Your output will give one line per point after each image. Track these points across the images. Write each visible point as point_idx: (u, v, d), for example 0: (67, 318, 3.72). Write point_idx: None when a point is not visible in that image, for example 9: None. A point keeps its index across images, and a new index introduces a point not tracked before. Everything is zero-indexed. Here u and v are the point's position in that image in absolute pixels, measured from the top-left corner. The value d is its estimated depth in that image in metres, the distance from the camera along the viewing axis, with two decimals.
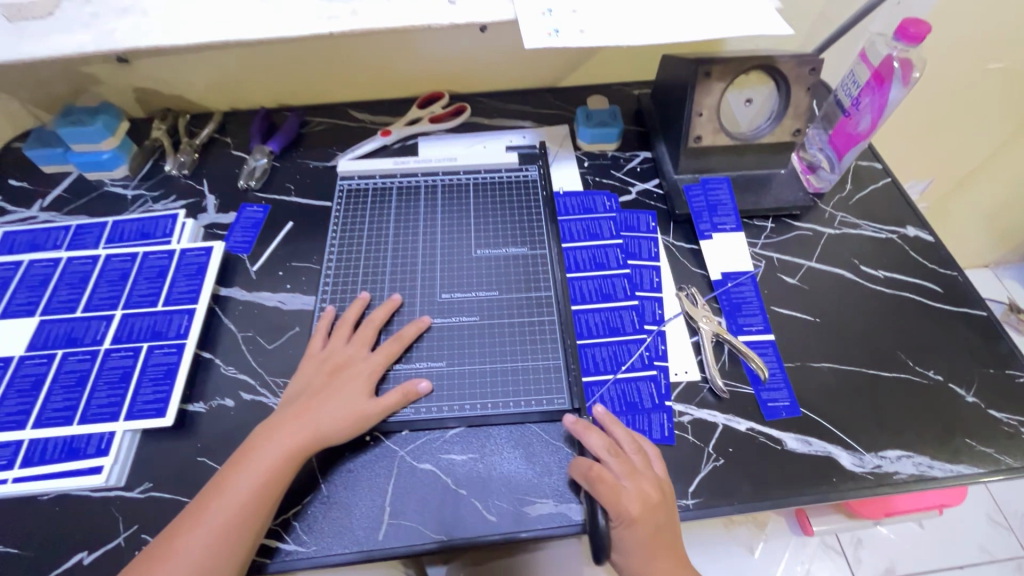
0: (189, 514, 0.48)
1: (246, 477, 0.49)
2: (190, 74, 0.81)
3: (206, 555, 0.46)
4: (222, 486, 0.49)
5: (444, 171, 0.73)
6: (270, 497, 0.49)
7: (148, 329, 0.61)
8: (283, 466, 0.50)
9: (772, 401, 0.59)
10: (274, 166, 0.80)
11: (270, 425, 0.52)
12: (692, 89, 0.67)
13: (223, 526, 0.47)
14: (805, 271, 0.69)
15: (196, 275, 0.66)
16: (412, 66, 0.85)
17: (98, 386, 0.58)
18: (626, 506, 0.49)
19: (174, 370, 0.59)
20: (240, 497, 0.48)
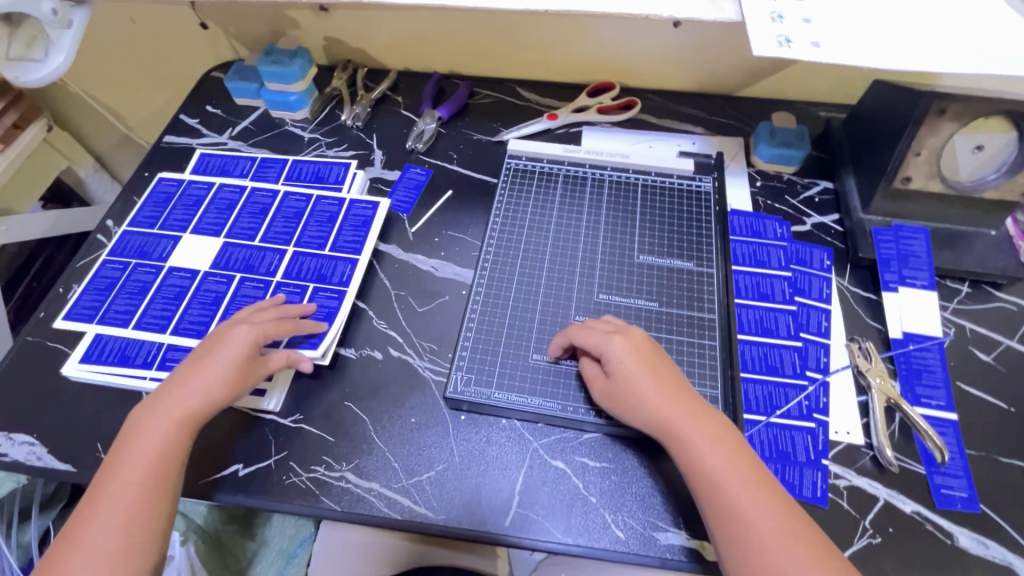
0: (89, 505, 0.46)
1: (140, 460, 0.47)
2: (378, 31, 0.84)
3: (159, 454, 0.48)
4: (163, 394, 0.51)
5: (613, 167, 0.71)
6: (166, 477, 0.47)
7: (315, 271, 0.65)
8: (169, 443, 0.49)
9: (946, 488, 0.53)
10: (440, 132, 0.81)
11: (149, 402, 0.51)
12: (916, 125, 0.60)
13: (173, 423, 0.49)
14: (1002, 350, 0.61)
15: (362, 228, 0.68)
16: (591, 53, 0.83)
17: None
18: (676, 410, 0.49)
19: (332, 313, 0.61)
20: (187, 402, 0.50)
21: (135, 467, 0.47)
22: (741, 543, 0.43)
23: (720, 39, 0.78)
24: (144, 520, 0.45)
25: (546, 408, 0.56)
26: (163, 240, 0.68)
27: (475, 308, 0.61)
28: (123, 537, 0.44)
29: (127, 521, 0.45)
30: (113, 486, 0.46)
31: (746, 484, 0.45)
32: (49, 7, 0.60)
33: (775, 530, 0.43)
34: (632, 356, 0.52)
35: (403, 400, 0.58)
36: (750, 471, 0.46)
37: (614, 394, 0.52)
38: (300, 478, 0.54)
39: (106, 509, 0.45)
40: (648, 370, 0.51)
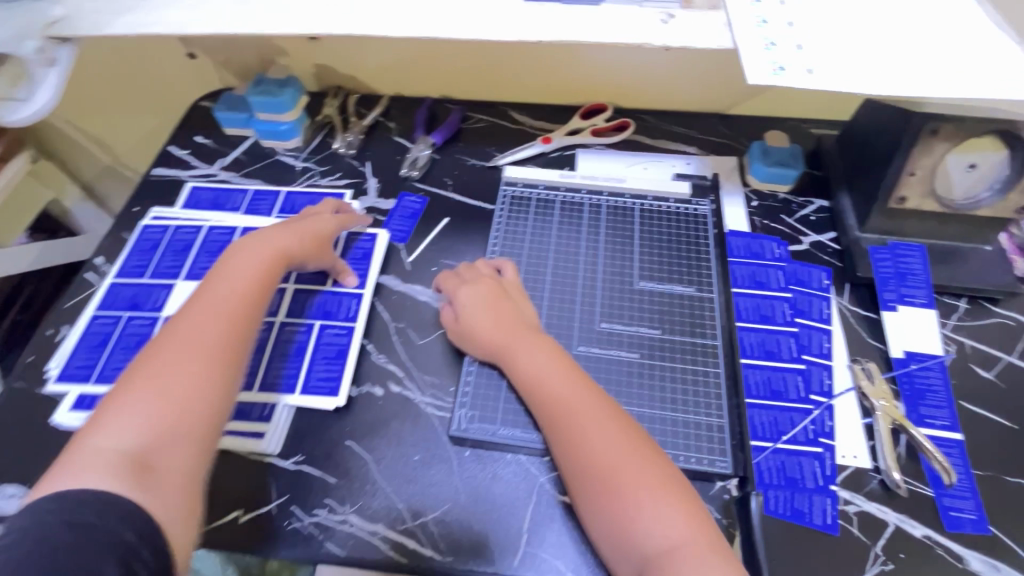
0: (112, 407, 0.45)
1: (172, 361, 0.48)
2: (368, 57, 0.84)
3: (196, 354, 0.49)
4: (209, 297, 0.53)
5: (610, 192, 0.70)
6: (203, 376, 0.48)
7: (319, 308, 0.64)
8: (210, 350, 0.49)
9: (956, 510, 0.52)
10: (433, 159, 0.80)
11: (177, 320, 0.51)
12: (909, 146, 0.60)
13: (225, 316, 0.52)
14: (1002, 366, 0.61)
15: (363, 260, 0.68)
16: (582, 76, 0.83)
17: (276, 356, 0.61)
18: (574, 395, 0.51)
19: (345, 352, 0.61)
20: (231, 299, 0.53)
21: (171, 368, 0.47)
22: (610, 503, 0.46)
23: (710, 59, 0.78)
24: (198, 396, 0.47)
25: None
26: (157, 290, 0.66)
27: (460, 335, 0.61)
28: (176, 413, 0.46)
29: (183, 392, 0.47)
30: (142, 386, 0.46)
31: (609, 436, 0.48)
32: (35, 45, 0.59)
33: (633, 473, 0.46)
34: (471, 301, 0.59)
35: (406, 437, 0.57)
36: (595, 419, 0.49)
37: (504, 362, 0.56)
38: (302, 522, 0.53)
39: (152, 386, 0.46)
40: (489, 319, 0.58)
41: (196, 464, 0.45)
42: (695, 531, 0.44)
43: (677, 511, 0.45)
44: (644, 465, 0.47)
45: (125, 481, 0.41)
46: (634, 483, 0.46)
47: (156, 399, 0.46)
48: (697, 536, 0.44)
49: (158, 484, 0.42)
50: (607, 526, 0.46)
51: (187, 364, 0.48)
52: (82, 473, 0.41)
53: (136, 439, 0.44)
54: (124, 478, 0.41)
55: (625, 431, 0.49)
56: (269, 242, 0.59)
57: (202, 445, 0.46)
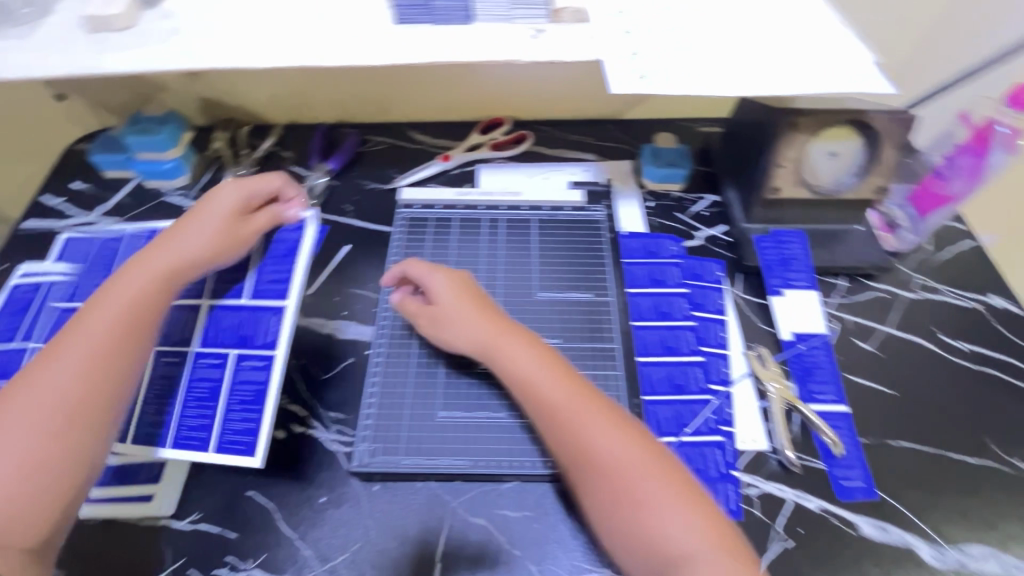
0: None
1: (31, 403, 0.46)
2: (254, 87, 0.81)
3: (58, 400, 0.47)
4: (75, 335, 0.50)
5: (507, 205, 0.72)
6: (67, 420, 0.46)
7: (236, 332, 0.60)
8: (74, 392, 0.47)
9: (845, 479, 0.56)
10: (332, 186, 0.79)
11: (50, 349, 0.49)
12: (775, 138, 0.64)
13: (96, 359, 0.49)
14: (880, 337, 0.66)
15: (286, 259, 0.65)
16: (475, 92, 0.83)
17: (188, 400, 0.56)
18: (569, 401, 0.51)
19: (263, 391, 0.56)
20: (106, 324, 0.51)
21: (28, 414, 0.46)
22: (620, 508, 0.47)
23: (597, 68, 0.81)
24: (52, 456, 0.45)
25: (460, 466, 0.54)
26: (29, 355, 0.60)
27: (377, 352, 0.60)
28: (20, 474, 0.44)
29: (29, 453, 0.45)
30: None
31: (619, 447, 0.48)
32: None
33: (641, 483, 0.47)
34: (444, 290, 0.58)
35: (311, 479, 0.55)
36: (592, 426, 0.50)
37: (487, 357, 0.55)
38: None
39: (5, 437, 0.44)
40: (470, 313, 0.57)
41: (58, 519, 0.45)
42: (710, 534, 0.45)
43: (682, 513, 0.46)
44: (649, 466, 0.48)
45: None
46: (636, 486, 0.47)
47: (6, 455, 0.44)
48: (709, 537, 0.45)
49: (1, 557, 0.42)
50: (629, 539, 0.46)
51: (44, 418, 0.46)
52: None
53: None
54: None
55: (641, 440, 0.49)
56: (152, 271, 0.55)
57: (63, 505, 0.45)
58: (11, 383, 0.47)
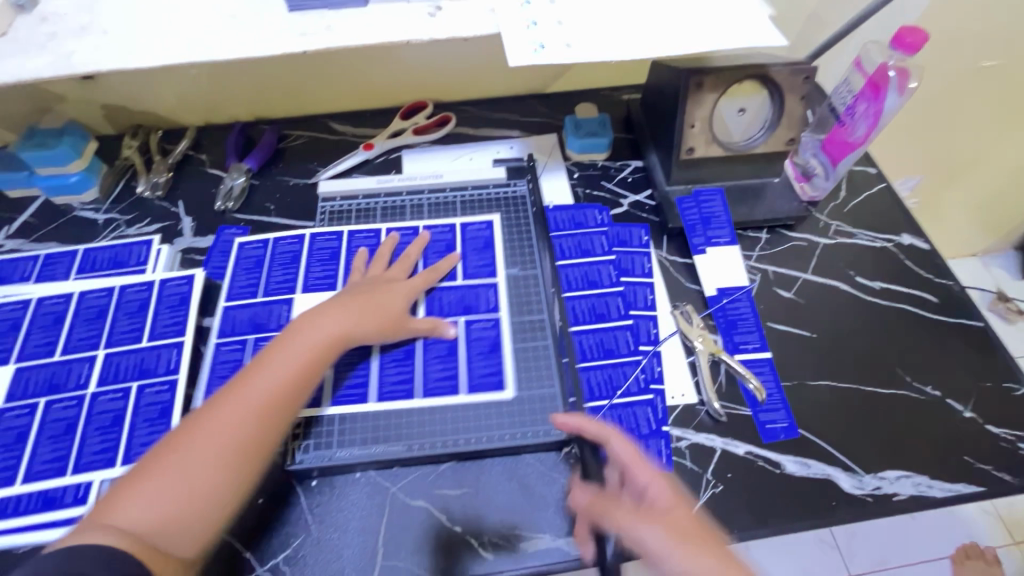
0: (161, 456, 0.44)
1: (257, 402, 0.47)
2: (158, 90, 0.78)
3: (266, 404, 0.48)
4: (291, 346, 0.52)
5: (429, 188, 0.74)
6: (273, 424, 0.48)
7: (458, 303, 0.63)
8: (287, 394, 0.49)
9: (770, 422, 0.58)
10: (252, 185, 0.77)
11: (262, 357, 0.51)
12: (682, 101, 0.65)
13: (292, 381, 0.49)
14: (800, 284, 0.68)
15: (291, 264, 0.67)
16: (392, 77, 0.81)
17: (385, 363, 0.59)
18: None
19: (455, 348, 0.60)
20: (321, 342, 0.53)
21: (249, 411, 0.47)
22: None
23: None
24: (241, 463, 0.45)
25: (393, 451, 0.55)
26: None
27: (491, 306, 0.63)
28: (208, 485, 0.44)
29: (219, 468, 0.44)
30: (208, 434, 0.45)
31: (689, 559, 0.41)
32: None
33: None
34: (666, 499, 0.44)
35: None
36: (713, 543, 0.42)
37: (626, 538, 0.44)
38: None
39: (196, 451, 0.44)
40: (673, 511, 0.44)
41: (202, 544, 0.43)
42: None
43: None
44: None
45: (129, 552, 0.38)
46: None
47: (210, 465, 0.44)
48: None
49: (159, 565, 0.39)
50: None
51: (250, 421, 0.47)
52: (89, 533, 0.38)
53: (157, 511, 0.42)
54: (128, 546, 0.38)
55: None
56: (352, 302, 0.56)
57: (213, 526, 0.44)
58: (222, 389, 0.48)
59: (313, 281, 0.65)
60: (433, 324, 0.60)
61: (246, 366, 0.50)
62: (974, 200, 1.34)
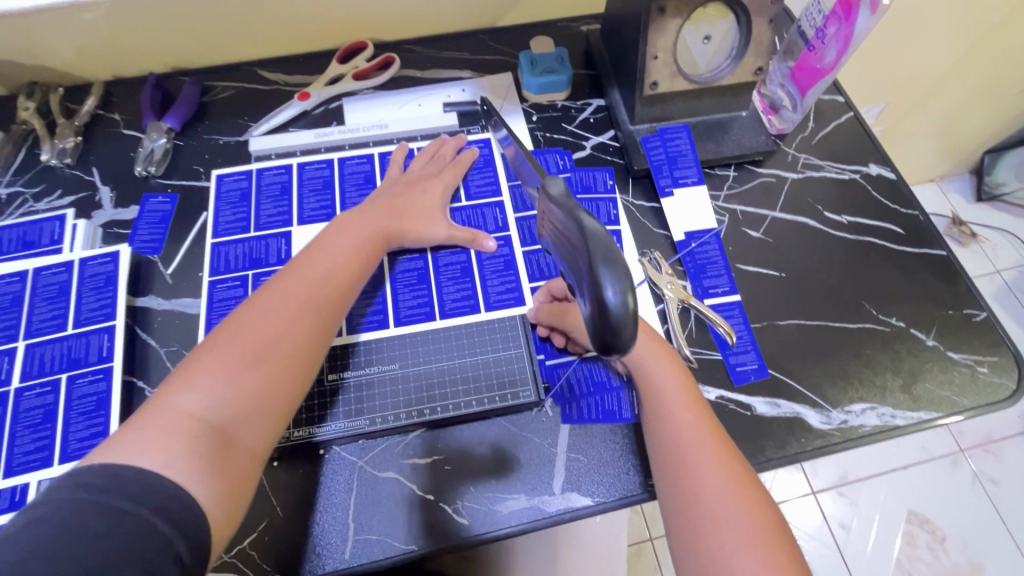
0: (234, 325, 0.46)
1: (319, 280, 0.51)
2: (49, 39, 0.67)
3: (331, 286, 0.51)
4: (337, 239, 0.54)
5: (375, 140, 0.68)
6: (335, 304, 0.51)
7: (467, 223, 0.63)
8: (346, 279, 0.52)
9: (740, 365, 0.58)
10: (175, 146, 0.69)
11: (320, 241, 0.54)
12: (644, 28, 0.59)
13: (325, 286, 0.51)
14: (768, 223, 0.66)
15: (282, 196, 0.63)
16: (324, 15, 0.72)
17: (399, 290, 0.59)
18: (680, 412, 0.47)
19: (468, 268, 0.60)
20: (370, 235, 0.56)
21: (317, 288, 0.50)
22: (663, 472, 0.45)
23: None
24: (293, 364, 0.46)
25: (360, 427, 0.53)
26: None
27: (500, 224, 0.63)
28: (261, 389, 0.44)
29: (287, 357, 0.46)
30: (276, 308, 0.48)
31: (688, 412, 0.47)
32: None
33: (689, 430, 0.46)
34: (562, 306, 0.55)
35: None
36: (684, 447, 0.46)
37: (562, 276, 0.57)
38: None
39: (272, 322, 0.47)
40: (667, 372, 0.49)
41: (268, 439, 0.44)
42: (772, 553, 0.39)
43: (726, 478, 0.43)
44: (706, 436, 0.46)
45: (203, 452, 0.40)
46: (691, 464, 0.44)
47: (265, 369, 0.45)
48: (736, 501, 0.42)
49: (229, 466, 0.41)
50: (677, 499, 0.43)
51: (314, 300, 0.49)
52: (150, 448, 0.38)
53: (215, 405, 0.42)
54: (202, 445, 0.40)
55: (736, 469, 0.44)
56: (376, 212, 0.57)
57: (279, 421, 0.45)
58: (280, 273, 0.51)
59: (309, 211, 0.63)
60: (473, 234, 0.60)
61: (302, 253, 0.53)
62: (934, 124, 1.33)
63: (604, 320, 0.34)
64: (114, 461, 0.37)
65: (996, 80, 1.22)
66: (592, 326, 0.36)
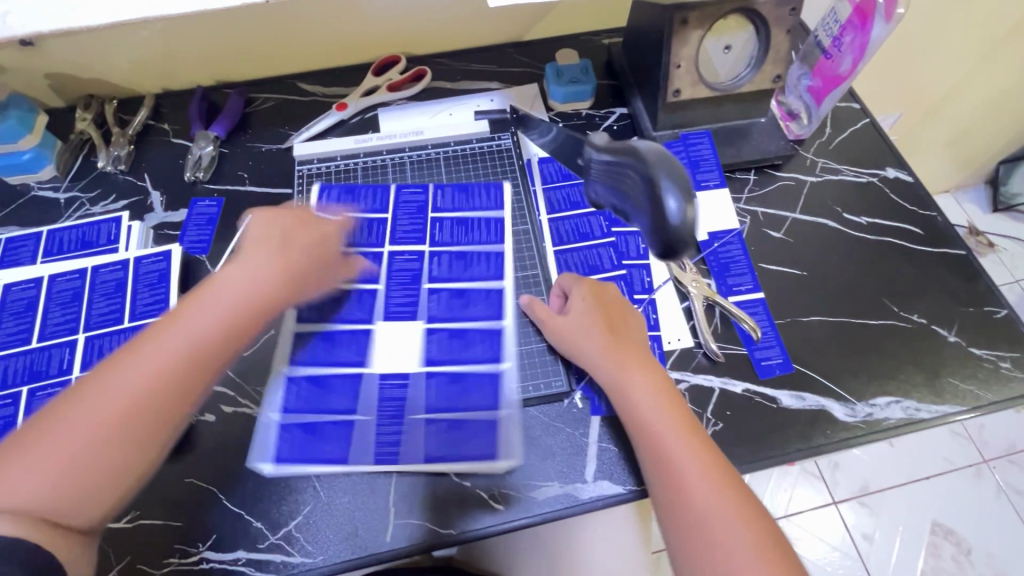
0: (104, 371, 0.40)
1: (196, 328, 0.43)
2: (107, 55, 0.72)
3: (208, 341, 0.43)
4: (239, 286, 0.47)
5: (411, 146, 0.72)
6: (208, 362, 0.43)
7: (495, 222, 0.67)
8: (219, 332, 0.44)
9: (765, 359, 0.59)
10: (221, 154, 0.73)
11: (227, 277, 0.47)
12: (667, 39, 0.62)
13: (204, 349, 0.43)
14: (789, 224, 0.68)
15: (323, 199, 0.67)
16: (362, 31, 0.77)
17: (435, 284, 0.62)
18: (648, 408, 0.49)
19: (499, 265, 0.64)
20: (242, 289, 0.47)
21: (196, 340, 0.43)
22: (662, 475, 0.46)
23: None
24: (155, 430, 0.40)
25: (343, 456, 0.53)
26: None
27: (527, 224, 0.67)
28: (106, 464, 0.38)
29: (143, 430, 0.39)
30: (144, 362, 0.41)
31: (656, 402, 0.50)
32: None
33: (679, 449, 0.46)
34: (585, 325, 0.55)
35: (248, 453, 0.54)
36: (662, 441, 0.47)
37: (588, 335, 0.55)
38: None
39: (142, 373, 0.40)
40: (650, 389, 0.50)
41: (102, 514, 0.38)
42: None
43: (700, 463, 0.46)
44: (671, 417, 0.49)
45: (30, 532, 0.34)
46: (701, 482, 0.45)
47: (130, 440, 0.39)
48: (736, 520, 0.43)
49: (65, 547, 0.36)
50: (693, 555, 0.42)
51: (189, 360, 0.42)
52: None
53: (51, 481, 0.36)
54: (31, 525, 0.35)
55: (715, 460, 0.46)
56: (275, 265, 0.49)
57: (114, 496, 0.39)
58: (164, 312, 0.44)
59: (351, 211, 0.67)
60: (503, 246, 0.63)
61: (190, 292, 0.46)
62: (946, 135, 1.36)
63: (666, 228, 0.41)
64: None
65: (1007, 92, 1.24)
66: (653, 237, 0.43)
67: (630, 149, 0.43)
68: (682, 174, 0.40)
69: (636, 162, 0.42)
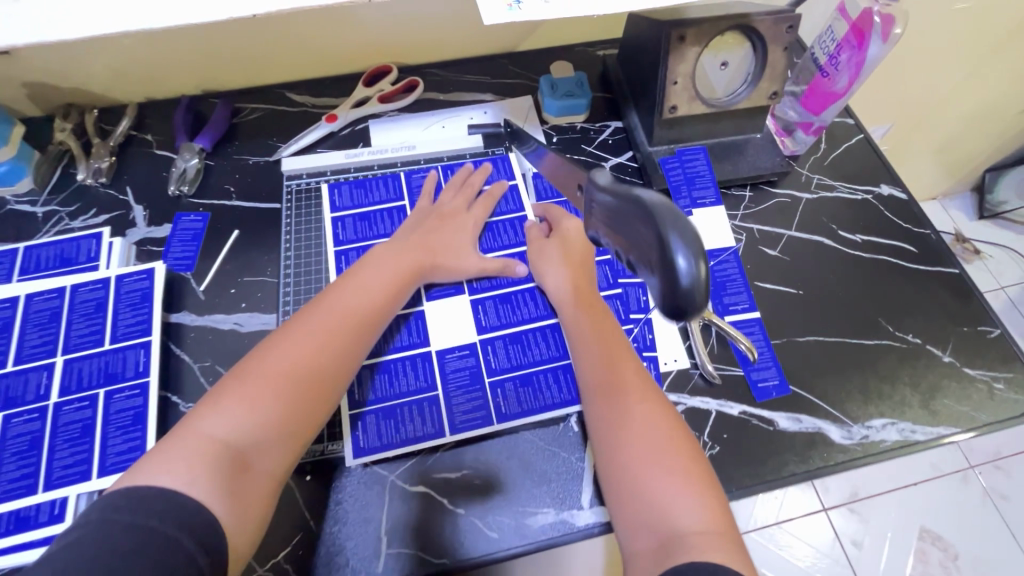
0: (281, 334, 0.49)
1: (355, 298, 0.53)
2: (87, 63, 0.69)
3: (366, 309, 0.53)
4: (374, 269, 0.56)
5: (403, 160, 0.71)
6: (372, 322, 0.53)
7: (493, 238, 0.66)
8: (384, 300, 0.55)
9: (762, 381, 0.59)
10: (207, 166, 0.71)
11: (373, 259, 0.57)
12: (664, 55, 0.61)
13: (358, 318, 0.52)
14: (785, 241, 0.68)
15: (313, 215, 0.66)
16: (352, 41, 0.75)
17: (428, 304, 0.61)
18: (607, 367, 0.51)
19: (495, 284, 0.63)
20: (412, 265, 0.58)
21: (352, 306, 0.53)
22: (613, 432, 0.47)
23: None
24: (327, 384, 0.48)
25: (428, 430, 0.55)
26: None
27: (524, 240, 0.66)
28: (293, 412, 0.46)
29: (325, 376, 0.48)
30: (309, 326, 0.50)
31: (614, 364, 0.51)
32: None
33: (631, 402, 0.47)
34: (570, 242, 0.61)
35: None
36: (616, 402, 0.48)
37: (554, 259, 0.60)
38: None
39: (304, 334, 0.49)
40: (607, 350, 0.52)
41: (283, 465, 0.45)
42: (719, 521, 0.41)
43: (656, 425, 0.46)
44: (630, 377, 0.50)
45: (222, 471, 0.41)
46: (630, 437, 0.45)
47: (302, 386, 0.47)
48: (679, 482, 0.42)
49: (246, 490, 0.42)
50: (623, 505, 0.43)
51: (347, 322, 0.51)
52: (176, 467, 0.40)
53: (241, 429, 0.43)
54: (225, 465, 0.41)
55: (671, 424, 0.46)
56: (412, 247, 0.59)
57: (297, 447, 0.46)
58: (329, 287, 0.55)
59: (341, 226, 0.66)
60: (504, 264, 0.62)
61: (341, 279, 0.56)
62: (934, 144, 1.37)
63: (676, 289, 0.34)
64: (137, 483, 0.38)
65: (995, 103, 1.25)
66: (661, 297, 0.36)
67: (630, 195, 0.38)
68: (691, 225, 0.33)
69: (641, 206, 0.36)
